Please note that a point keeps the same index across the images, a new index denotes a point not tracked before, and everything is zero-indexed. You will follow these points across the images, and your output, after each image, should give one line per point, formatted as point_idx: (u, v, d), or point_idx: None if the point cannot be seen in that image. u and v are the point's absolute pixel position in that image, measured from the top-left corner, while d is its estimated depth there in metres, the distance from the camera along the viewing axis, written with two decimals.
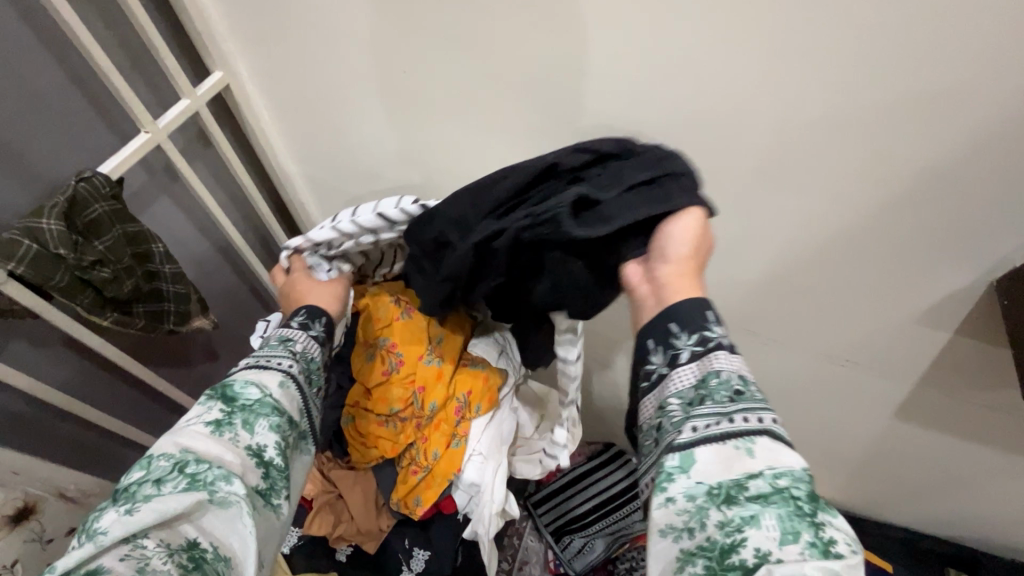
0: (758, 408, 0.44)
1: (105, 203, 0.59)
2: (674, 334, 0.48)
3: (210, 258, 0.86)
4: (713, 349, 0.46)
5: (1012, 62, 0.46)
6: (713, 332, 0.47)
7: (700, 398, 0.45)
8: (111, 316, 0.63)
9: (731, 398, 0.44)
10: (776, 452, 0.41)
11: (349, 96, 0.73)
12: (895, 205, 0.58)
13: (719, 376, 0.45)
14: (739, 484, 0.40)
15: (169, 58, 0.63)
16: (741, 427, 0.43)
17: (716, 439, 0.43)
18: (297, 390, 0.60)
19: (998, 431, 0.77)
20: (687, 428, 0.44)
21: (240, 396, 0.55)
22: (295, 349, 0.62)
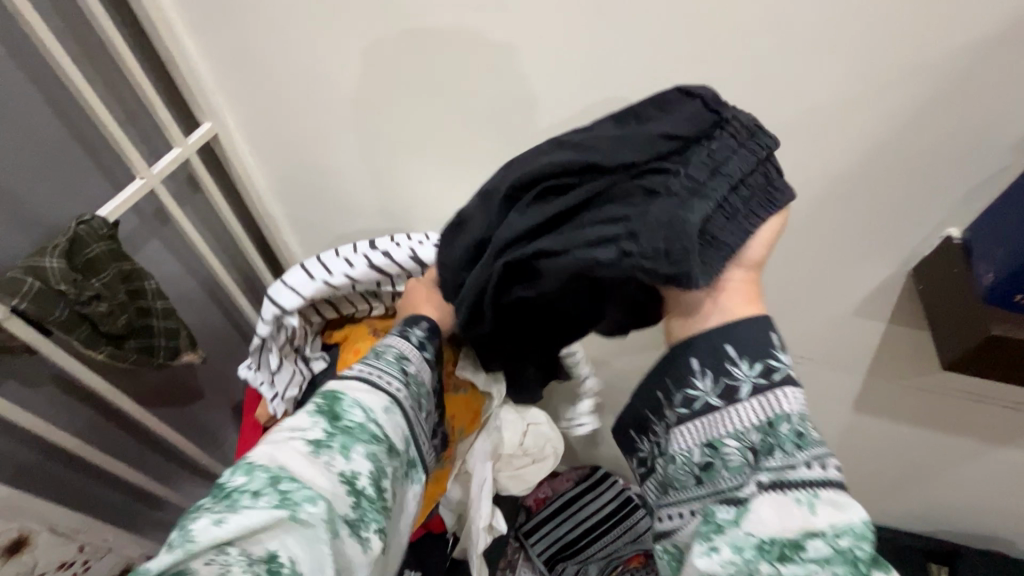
0: (822, 453, 0.40)
1: (102, 242, 0.64)
2: (729, 363, 0.43)
3: (195, 297, 0.90)
4: (779, 383, 0.41)
5: (891, 79, 0.54)
6: (780, 362, 0.42)
7: (767, 446, 0.41)
8: (105, 351, 0.66)
9: (799, 445, 0.40)
10: (838, 507, 0.38)
11: (329, 139, 0.79)
12: (818, 206, 0.65)
13: (789, 418, 0.40)
14: (797, 544, 0.38)
15: (163, 110, 0.70)
16: (809, 474, 0.39)
17: (775, 484, 0.39)
18: (401, 418, 0.54)
19: (948, 413, 0.83)
20: (753, 482, 0.41)
21: (344, 417, 0.50)
22: (407, 370, 0.57)
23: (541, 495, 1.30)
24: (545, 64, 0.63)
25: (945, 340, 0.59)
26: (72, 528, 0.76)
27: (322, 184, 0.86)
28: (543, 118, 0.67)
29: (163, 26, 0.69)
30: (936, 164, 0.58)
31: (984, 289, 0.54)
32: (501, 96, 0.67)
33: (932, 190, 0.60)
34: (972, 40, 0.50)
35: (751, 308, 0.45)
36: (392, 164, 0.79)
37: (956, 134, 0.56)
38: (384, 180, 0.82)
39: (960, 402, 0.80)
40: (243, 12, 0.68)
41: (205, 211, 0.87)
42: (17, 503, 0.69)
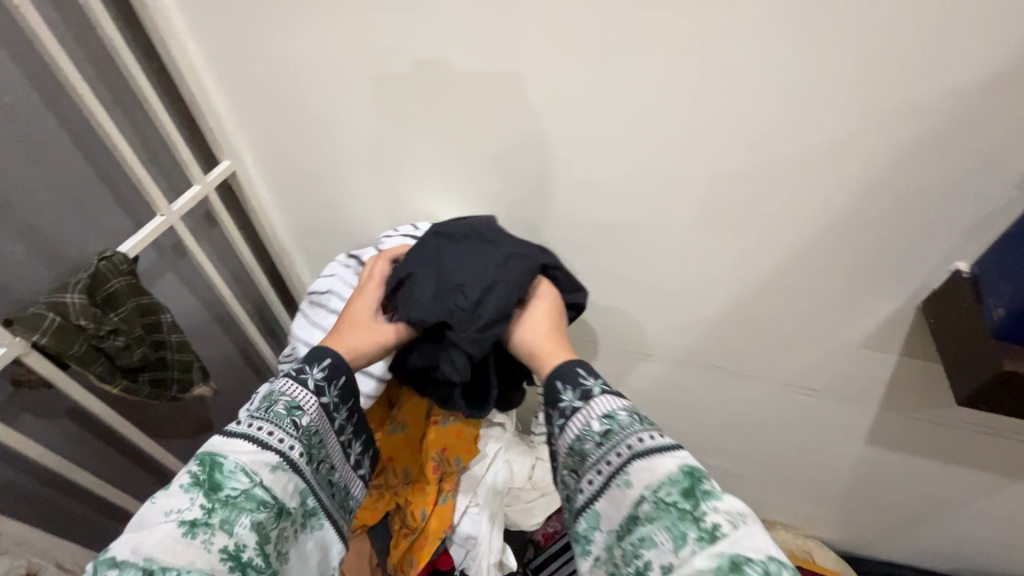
0: (625, 437, 0.47)
1: (122, 277, 0.66)
2: (557, 398, 0.53)
3: (208, 329, 0.91)
4: (570, 415, 0.51)
5: (889, 118, 0.56)
6: (566, 399, 0.52)
7: (579, 457, 0.49)
8: (120, 385, 0.67)
9: (600, 441, 0.48)
10: (648, 469, 0.45)
11: (344, 175, 0.81)
12: (823, 240, 0.66)
13: (580, 437, 0.50)
14: (634, 518, 0.44)
15: (184, 150, 0.72)
16: (617, 461, 0.46)
17: (602, 484, 0.47)
18: (294, 473, 0.51)
19: (965, 446, 0.82)
20: (584, 487, 0.49)
21: (225, 485, 0.46)
22: (301, 422, 0.53)
23: (551, 530, 1.27)
24: (554, 102, 0.65)
25: (959, 375, 0.59)
26: (78, 565, 0.75)
27: (335, 218, 0.88)
28: (553, 153, 0.69)
29: (188, 71, 0.73)
30: (941, 198, 0.59)
31: (994, 323, 0.54)
32: (510, 132, 0.69)
33: (937, 225, 0.61)
34: (969, 80, 0.52)
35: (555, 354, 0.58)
36: (404, 198, 0.81)
37: (959, 168, 0.57)
38: (398, 213, 0.83)
39: (977, 436, 0.79)
40: (264, 58, 0.71)
41: (221, 243, 0.89)
42: (24, 537, 0.68)
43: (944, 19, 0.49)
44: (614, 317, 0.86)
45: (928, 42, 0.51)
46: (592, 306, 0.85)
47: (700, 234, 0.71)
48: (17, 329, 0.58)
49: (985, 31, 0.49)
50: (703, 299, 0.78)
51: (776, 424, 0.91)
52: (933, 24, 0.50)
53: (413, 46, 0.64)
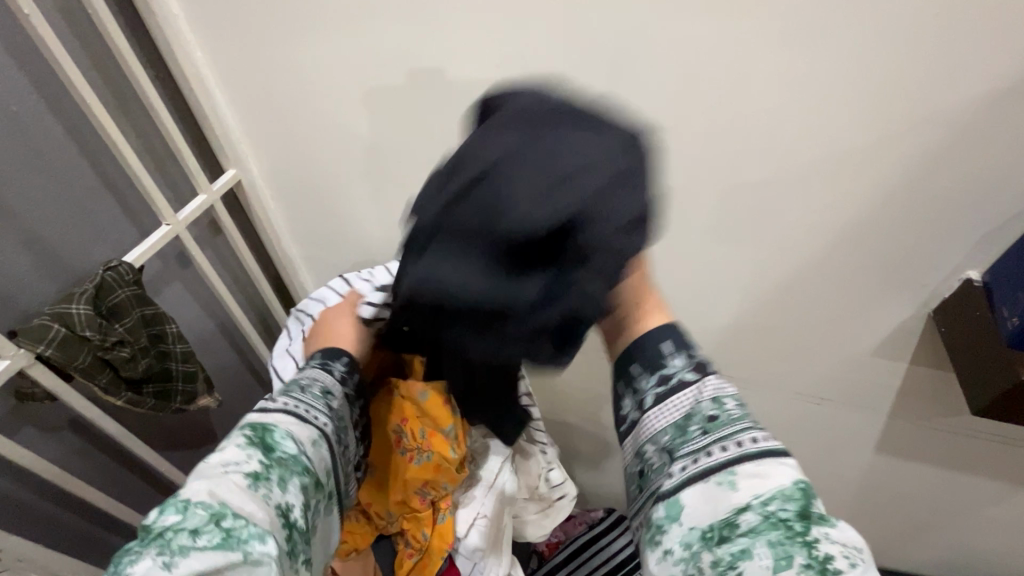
0: (737, 431, 0.41)
1: (127, 287, 0.65)
2: (662, 360, 0.45)
3: (212, 338, 0.90)
4: (676, 386, 0.44)
5: (902, 128, 0.56)
6: (673, 366, 0.44)
7: (678, 441, 0.42)
8: (124, 397, 0.66)
9: (705, 428, 0.42)
10: (761, 477, 0.39)
11: (350, 184, 0.81)
12: (834, 248, 0.66)
13: (690, 413, 0.43)
14: (732, 524, 0.38)
15: (191, 159, 0.72)
16: (723, 455, 0.40)
17: (697, 475, 0.40)
18: (328, 449, 0.53)
19: (974, 454, 0.81)
20: (674, 472, 0.42)
21: (279, 447, 0.48)
22: (333, 404, 0.56)
23: (554, 540, 1.26)
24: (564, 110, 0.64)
25: (972, 385, 0.59)
26: None
27: (340, 227, 0.87)
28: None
29: (195, 80, 0.72)
30: (953, 208, 0.59)
31: (1009, 332, 0.54)
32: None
33: (949, 234, 0.61)
34: (983, 91, 0.52)
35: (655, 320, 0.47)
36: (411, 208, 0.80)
37: (975, 176, 0.56)
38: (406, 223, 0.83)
39: (986, 444, 0.79)
40: (272, 67, 0.70)
41: (225, 253, 0.88)
42: (26, 553, 0.67)
43: (960, 27, 0.49)
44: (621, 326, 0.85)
45: (943, 50, 0.51)
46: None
47: (710, 243, 0.71)
48: (23, 341, 0.57)
49: (999, 43, 0.49)
50: (712, 307, 0.77)
51: (785, 433, 0.90)
52: (947, 32, 0.50)
53: (423, 54, 0.64)
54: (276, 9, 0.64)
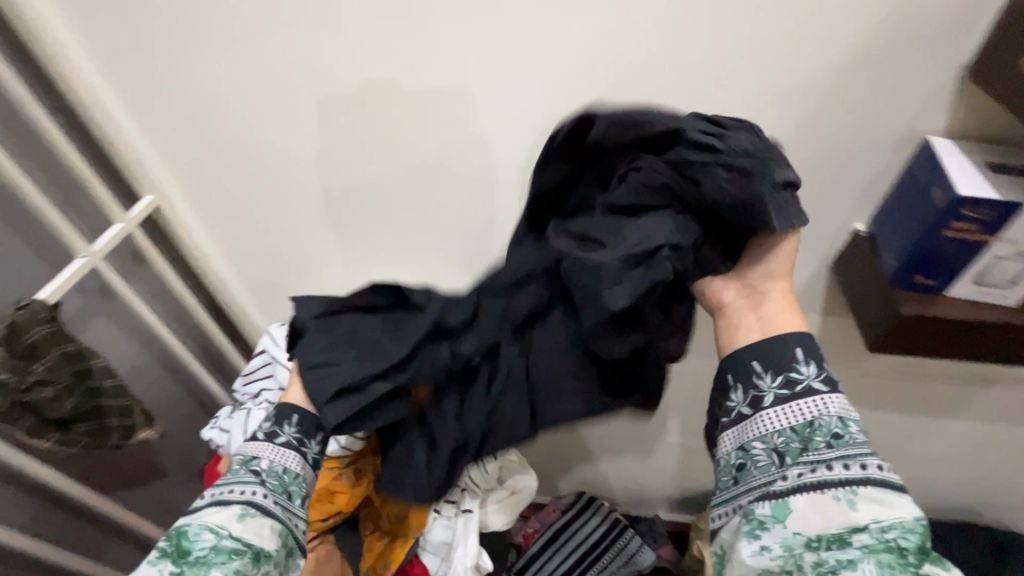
0: (861, 453, 0.43)
1: (42, 326, 0.61)
2: (754, 378, 0.48)
3: (148, 370, 0.87)
4: (801, 393, 0.45)
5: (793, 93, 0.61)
6: (803, 373, 0.46)
7: (793, 448, 0.44)
8: (51, 438, 0.65)
9: (829, 442, 0.43)
10: (883, 503, 0.41)
11: (276, 195, 0.79)
12: None
13: (814, 420, 0.44)
14: (841, 539, 0.41)
15: (100, 188, 0.69)
16: (845, 473, 0.42)
17: (813, 483, 0.43)
18: (266, 518, 0.48)
19: (904, 388, 0.88)
20: (787, 476, 0.44)
21: (192, 546, 0.45)
22: (262, 467, 0.50)
23: (529, 530, 1.24)
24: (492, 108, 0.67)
25: (868, 326, 0.65)
26: None
27: (278, 243, 0.85)
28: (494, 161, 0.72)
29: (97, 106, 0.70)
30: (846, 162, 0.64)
31: (891, 273, 0.61)
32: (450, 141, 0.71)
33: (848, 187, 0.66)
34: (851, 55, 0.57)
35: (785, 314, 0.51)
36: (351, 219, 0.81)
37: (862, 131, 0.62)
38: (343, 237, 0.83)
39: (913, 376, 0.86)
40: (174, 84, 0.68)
41: (152, 282, 0.85)
42: None
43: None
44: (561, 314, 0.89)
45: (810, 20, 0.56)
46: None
47: None
48: None
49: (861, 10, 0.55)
50: None
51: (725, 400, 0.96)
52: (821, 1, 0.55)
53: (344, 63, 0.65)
54: (172, 27, 0.63)
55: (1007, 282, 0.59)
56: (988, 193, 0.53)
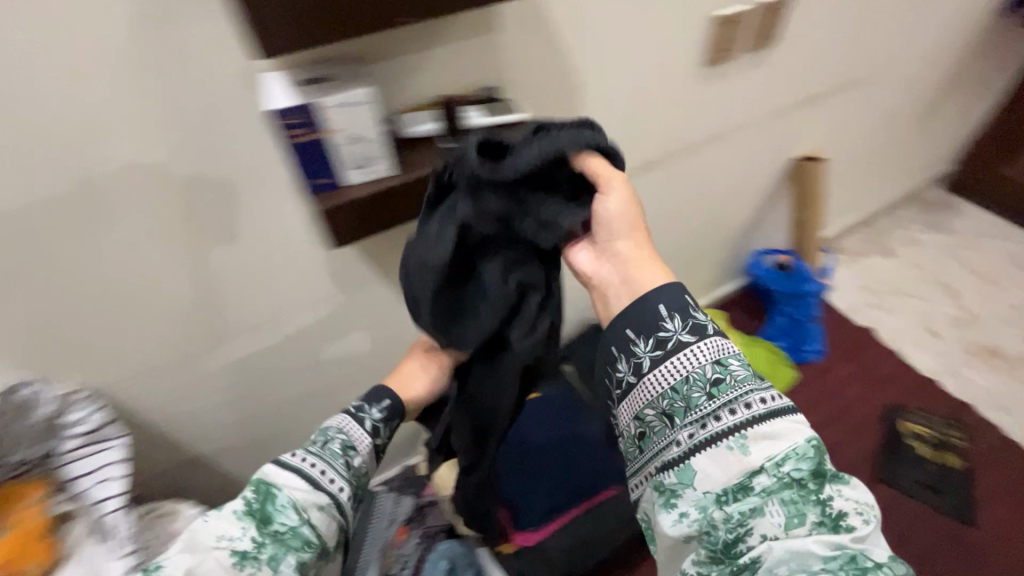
0: (746, 392, 0.43)
1: None
2: (632, 347, 0.46)
3: None
4: (672, 349, 0.45)
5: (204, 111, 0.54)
6: (670, 329, 0.45)
7: (679, 408, 0.44)
8: None
9: (710, 391, 0.43)
10: (772, 439, 0.41)
11: None
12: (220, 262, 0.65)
13: (689, 375, 0.44)
14: (744, 486, 0.41)
15: None
16: (733, 419, 0.42)
17: (708, 438, 0.42)
18: (338, 516, 0.51)
19: None
20: (681, 439, 0.43)
21: (276, 520, 0.48)
22: (351, 461, 0.55)
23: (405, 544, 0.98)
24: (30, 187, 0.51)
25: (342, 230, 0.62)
26: None
27: None
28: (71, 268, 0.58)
29: None
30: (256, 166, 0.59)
31: (318, 189, 0.59)
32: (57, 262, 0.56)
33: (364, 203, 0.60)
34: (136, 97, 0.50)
35: (653, 268, 0.48)
36: None
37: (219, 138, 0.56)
38: None
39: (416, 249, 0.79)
40: None
41: None
42: None
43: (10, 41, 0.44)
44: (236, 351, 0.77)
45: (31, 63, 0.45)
46: (178, 365, 0.73)
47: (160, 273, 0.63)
48: None
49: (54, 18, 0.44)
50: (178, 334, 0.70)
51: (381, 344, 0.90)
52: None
53: None
54: None
55: (360, 158, 0.58)
56: (287, 100, 0.52)
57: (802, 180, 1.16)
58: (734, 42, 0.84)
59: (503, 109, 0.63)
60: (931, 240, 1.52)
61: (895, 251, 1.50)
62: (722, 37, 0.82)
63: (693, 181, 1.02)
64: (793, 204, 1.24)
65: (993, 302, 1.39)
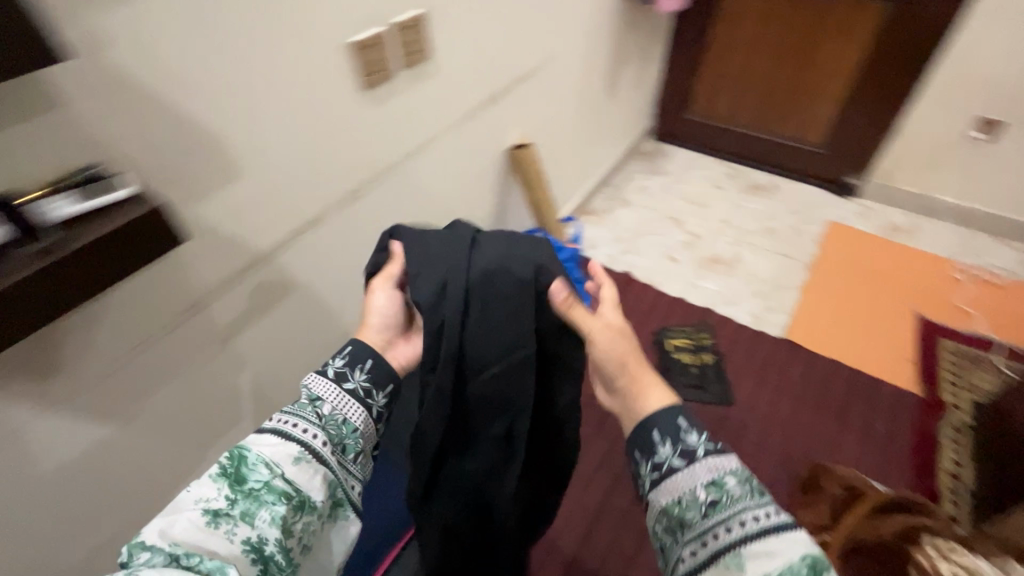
0: (739, 510, 0.42)
1: None
2: (652, 448, 0.46)
3: None
4: (669, 473, 0.45)
5: None
6: (663, 453, 0.46)
7: (679, 524, 0.43)
8: None
9: (706, 512, 0.42)
10: (766, 556, 0.39)
11: None
12: None
13: (684, 499, 0.44)
14: None
15: None
16: (729, 536, 0.41)
17: (708, 557, 0.41)
18: (323, 467, 0.46)
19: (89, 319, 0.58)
20: (684, 557, 0.42)
21: (248, 477, 0.43)
22: (324, 411, 0.48)
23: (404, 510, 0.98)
24: None
25: None
26: None
27: None
28: None
29: None
30: None
31: None
32: None
33: None
34: None
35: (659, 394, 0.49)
36: None
37: None
38: None
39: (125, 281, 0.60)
40: None
41: None
42: None
43: None
44: (103, 399, 0.64)
45: None
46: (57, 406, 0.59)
47: None
48: None
49: None
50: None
51: (256, 352, 0.81)
52: None
53: None
54: None
55: None
56: None
57: (519, 166, 1.21)
58: (388, 63, 0.79)
59: (102, 188, 0.50)
60: (654, 186, 1.76)
61: (678, 257, 1.54)
62: (370, 61, 0.76)
63: (466, 145, 1.05)
64: (521, 190, 1.30)
65: (782, 215, 1.65)
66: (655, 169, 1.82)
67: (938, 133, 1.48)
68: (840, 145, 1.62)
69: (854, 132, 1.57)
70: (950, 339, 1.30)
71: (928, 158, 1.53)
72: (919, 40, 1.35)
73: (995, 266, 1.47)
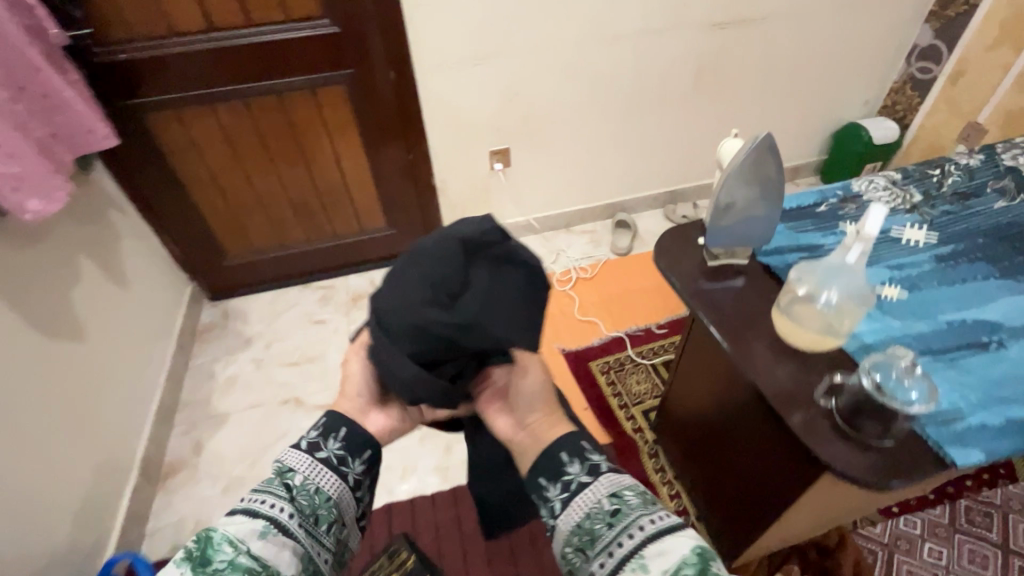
0: (635, 516, 0.52)
1: None
2: (564, 469, 0.59)
3: None
4: (576, 489, 0.57)
5: None
6: (572, 472, 0.58)
7: (586, 536, 0.53)
8: None
9: (608, 518, 0.53)
10: (661, 552, 0.48)
11: None
12: None
13: (592, 511, 0.54)
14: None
15: None
16: (629, 538, 0.50)
17: (615, 563, 0.50)
18: (288, 541, 0.53)
19: None
20: (595, 567, 0.51)
21: (212, 559, 0.48)
22: (295, 484, 0.58)
23: None
24: None
25: None
26: None
27: None
28: None
29: None
30: None
31: None
32: None
33: None
34: None
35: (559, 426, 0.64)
36: None
37: None
38: None
39: None
40: None
41: None
42: None
43: None
44: None
45: None
46: None
47: None
48: None
49: None
50: None
51: None
52: None
53: None
54: None
55: None
56: None
57: None
58: None
59: None
60: (245, 368, 1.50)
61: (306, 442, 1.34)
62: None
63: None
64: None
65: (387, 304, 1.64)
66: (233, 346, 1.55)
67: (470, 177, 1.64)
68: (404, 224, 1.67)
69: (402, 210, 1.64)
70: (593, 359, 1.47)
71: (475, 196, 1.71)
72: (391, 103, 1.39)
73: (575, 259, 1.78)
